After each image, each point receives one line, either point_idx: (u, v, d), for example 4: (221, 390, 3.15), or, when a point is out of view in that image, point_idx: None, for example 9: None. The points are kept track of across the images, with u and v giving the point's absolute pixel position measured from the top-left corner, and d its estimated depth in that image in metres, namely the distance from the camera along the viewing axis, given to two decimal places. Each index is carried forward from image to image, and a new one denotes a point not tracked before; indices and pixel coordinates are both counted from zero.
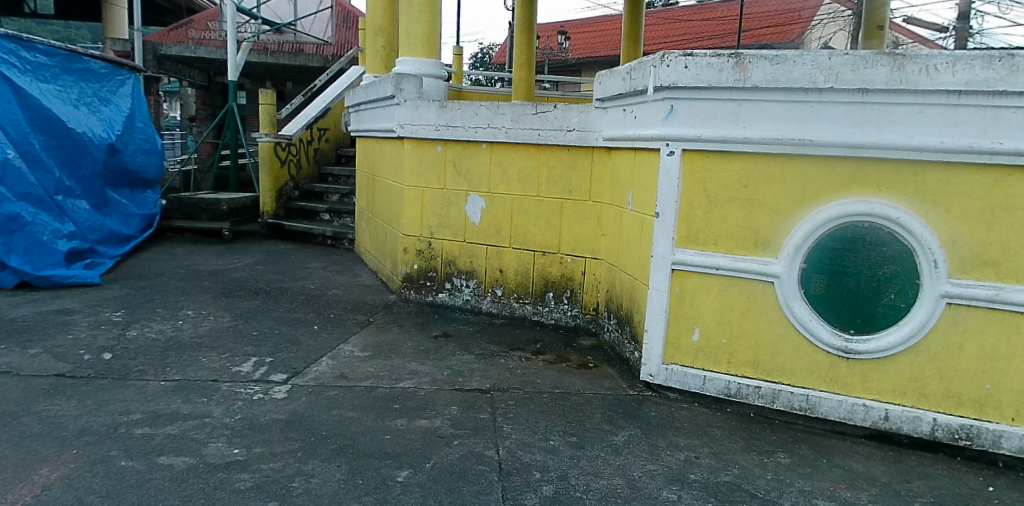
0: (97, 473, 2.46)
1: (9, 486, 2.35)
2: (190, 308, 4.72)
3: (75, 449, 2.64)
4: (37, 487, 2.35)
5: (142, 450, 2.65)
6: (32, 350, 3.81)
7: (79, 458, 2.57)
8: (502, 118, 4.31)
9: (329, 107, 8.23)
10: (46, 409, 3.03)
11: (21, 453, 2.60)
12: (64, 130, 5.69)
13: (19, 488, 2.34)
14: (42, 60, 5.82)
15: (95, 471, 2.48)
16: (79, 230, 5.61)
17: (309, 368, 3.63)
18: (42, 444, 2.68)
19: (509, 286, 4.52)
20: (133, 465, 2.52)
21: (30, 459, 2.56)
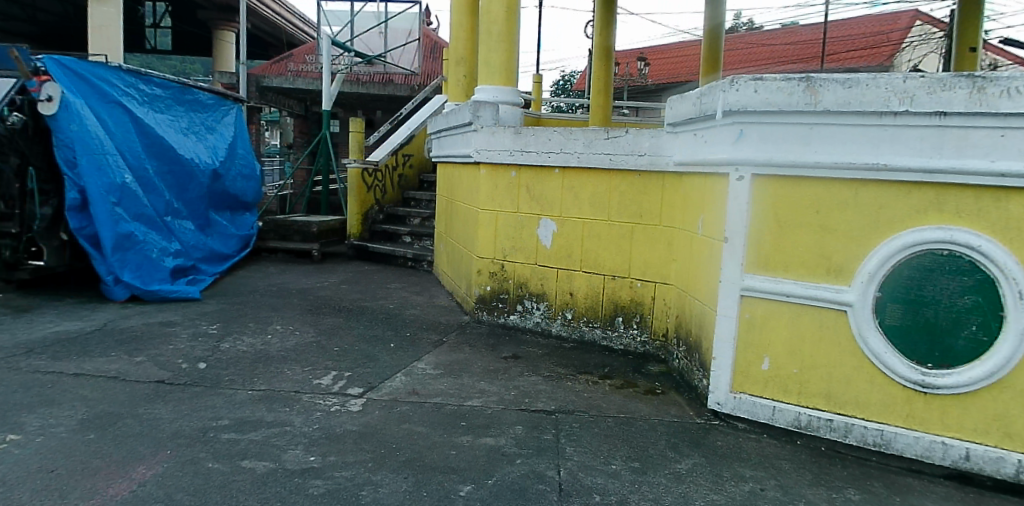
0: (188, 473, 2.67)
1: (111, 480, 2.60)
2: (278, 323, 5.03)
3: (169, 450, 2.88)
4: (135, 482, 2.59)
5: (228, 453, 2.86)
6: (138, 357, 4.19)
7: (171, 458, 2.80)
8: (575, 144, 4.40)
9: (413, 134, 8.60)
10: (147, 412, 3.33)
11: (123, 451, 2.87)
12: (175, 156, 6.22)
13: (119, 483, 2.59)
14: (159, 92, 6.37)
15: (186, 470, 2.70)
16: (184, 249, 6.10)
17: (384, 383, 3.79)
18: (142, 444, 2.95)
19: (579, 309, 4.55)
20: (220, 467, 2.72)
21: (132, 456, 2.82)
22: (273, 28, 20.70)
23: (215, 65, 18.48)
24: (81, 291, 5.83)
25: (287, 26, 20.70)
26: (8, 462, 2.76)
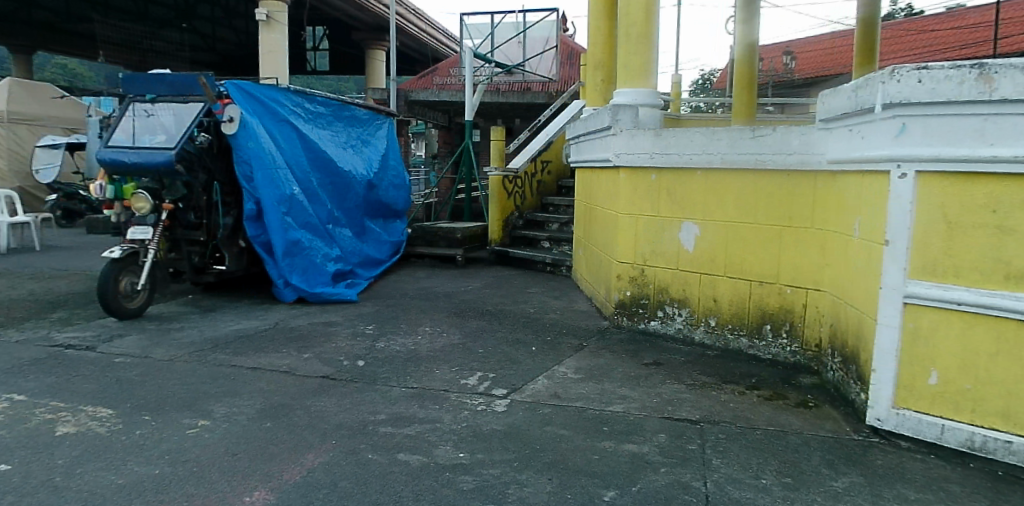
0: (351, 462, 2.94)
1: (285, 466, 2.95)
2: (427, 324, 5.35)
3: (334, 440, 3.19)
4: (305, 468, 2.91)
5: (385, 446, 3.10)
6: (306, 354, 4.66)
7: (335, 448, 3.10)
8: (718, 144, 4.28)
9: (551, 140, 8.73)
10: (313, 404, 3.72)
11: (295, 439, 3.24)
12: (335, 169, 6.78)
13: (292, 468, 2.93)
14: (321, 110, 6.96)
15: (349, 459, 2.97)
16: (343, 254, 6.65)
17: (526, 385, 3.91)
18: (312, 434, 3.29)
19: (723, 316, 4.41)
20: (378, 458, 2.96)
21: (303, 444, 3.17)
22: (419, 45, 21.90)
23: (368, 82, 19.81)
24: (259, 293, 6.53)
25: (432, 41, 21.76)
26: (203, 443, 3.32)
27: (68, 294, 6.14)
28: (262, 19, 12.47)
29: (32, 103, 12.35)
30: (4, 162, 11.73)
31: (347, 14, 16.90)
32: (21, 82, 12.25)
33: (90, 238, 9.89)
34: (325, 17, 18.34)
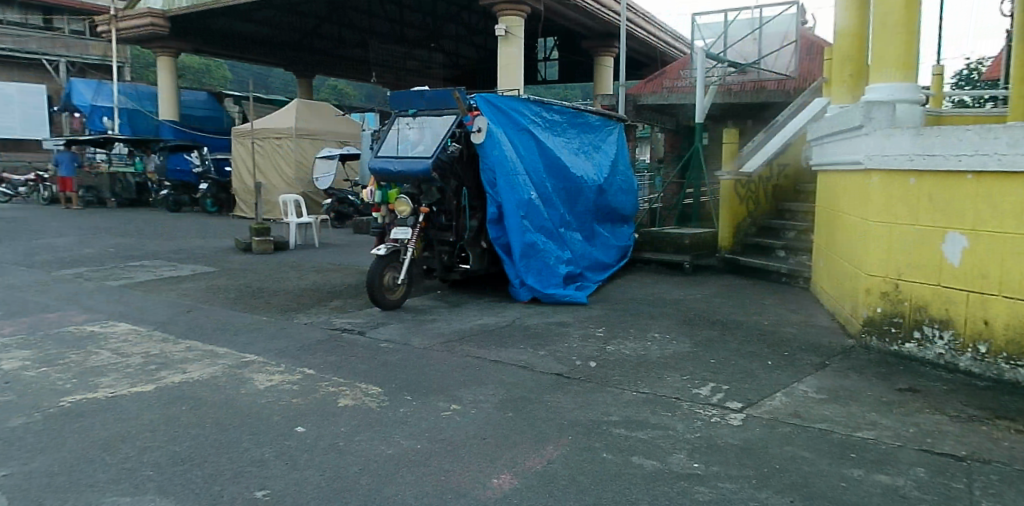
0: (585, 458, 3.19)
1: (527, 454, 3.32)
2: (656, 330, 5.39)
3: (568, 435, 3.50)
4: (543, 458, 3.25)
5: (619, 447, 3.27)
6: (541, 352, 4.99)
7: (573, 444, 3.36)
8: (995, 143, 3.75)
9: (789, 142, 8.27)
10: (548, 399, 4.09)
11: (533, 431, 3.63)
12: (568, 175, 7.08)
13: (533, 456, 3.29)
14: (557, 118, 7.30)
15: (583, 455, 3.22)
16: (574, 258, 6.92)
17: (764, 400, 3.78)
18: (548, 428, 3.64)
19: (999, 344, 3.86)
20: (612, 458, 3.15)
21: (539, 437, 3.53)
22: (646, 49, 21.80)
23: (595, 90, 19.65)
24: (497, 291, 7.05)
25: (662, 44, 21.29)
26: (456, 425, 3.89)
27: (343, 286, 7.16)
28: (501, 34, 13.38)
29: (315, 120, 14.58)
30: (293, 172, 14.04)
31: (579, 25, 17.32)
32: (304, 102, 14.49)
33: (357, 237, 11.41)
34: (558, 27, 19.11)
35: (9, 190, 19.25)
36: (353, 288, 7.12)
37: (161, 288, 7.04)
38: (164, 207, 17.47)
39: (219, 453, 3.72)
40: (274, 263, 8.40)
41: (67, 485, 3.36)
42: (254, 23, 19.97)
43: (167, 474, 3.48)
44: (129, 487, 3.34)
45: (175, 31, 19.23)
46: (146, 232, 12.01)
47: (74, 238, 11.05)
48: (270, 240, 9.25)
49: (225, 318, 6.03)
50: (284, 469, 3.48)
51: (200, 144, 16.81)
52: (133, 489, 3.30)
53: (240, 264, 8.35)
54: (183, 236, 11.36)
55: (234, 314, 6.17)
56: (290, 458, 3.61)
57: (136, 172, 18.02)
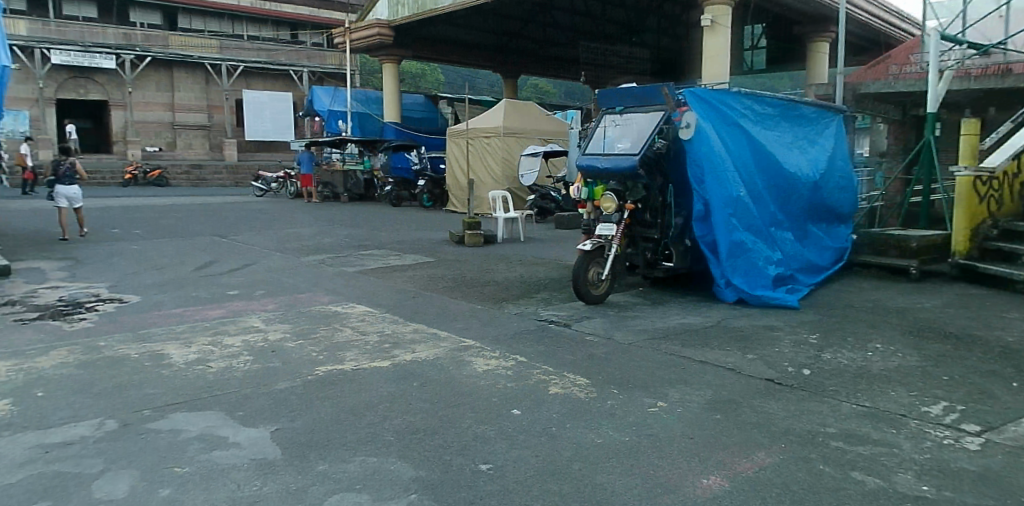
0: (802, 468, 3.32)
1: (741, 458, 3.48)
2: (878, 341, 5.16)
3: (783, 443, 3.63)
4: (758, 464, 3.40)
5: (838, 461, 3.38)
6: (750, 354, 5.02)
7: (787, 451, 3.53)
8: None
9: None
10: (760, 404, 4.19)
11: (745, 436, 3.76)
12: (780, 170, 6.83)
13: (748, 461, 3.45)
14: (769, 110, 7.08)
15: (801, 465, 3.35)
16: (784, 258, 6.70)
17: (1007, 426, 3.67)
18: (762, 434, 3.77)
19: None
20: (831, 471, 3.26)
21: (752, 442, 3.68)
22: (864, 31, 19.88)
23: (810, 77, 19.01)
24: (700, 291, 7.06)
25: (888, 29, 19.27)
26: (663, 421, 4.03)
27: (546, 279, 7.60)
28: (707, 24, 13.10)
29: (523, 117, 15.71)
30: (499, 166, 15.22)
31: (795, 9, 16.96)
32: (513, 101, 15.72)
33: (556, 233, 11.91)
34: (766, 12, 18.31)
35: (264, 186, 22.43)
36: (552, 282, 7.40)
37: (388, 275, 7.92)
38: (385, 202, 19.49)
39: (448, 427, 4.18)
40: (481, 257, 9.03)
41: (328, 442, 4.02)
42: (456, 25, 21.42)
43: (405, 441, 4.00)
44: (375, 449, 3.90)
45: (398, 38, 21.27)
46: (372, 224, 13.45)
47: (312, 228, 12.73)
48: (480, 233, 9.95)
49: (444, 303, 6.77)
50: (504, 447, 3.83)
51: (419, 144, 18.90)
52: (377, 451, 3.87)
53: (452, 256, 9.13)
54: (399, 228, 12.65)
55: (452, 299, 6.89)
56: (509, 436, 3.97)
57: (363, 169, 20.38)
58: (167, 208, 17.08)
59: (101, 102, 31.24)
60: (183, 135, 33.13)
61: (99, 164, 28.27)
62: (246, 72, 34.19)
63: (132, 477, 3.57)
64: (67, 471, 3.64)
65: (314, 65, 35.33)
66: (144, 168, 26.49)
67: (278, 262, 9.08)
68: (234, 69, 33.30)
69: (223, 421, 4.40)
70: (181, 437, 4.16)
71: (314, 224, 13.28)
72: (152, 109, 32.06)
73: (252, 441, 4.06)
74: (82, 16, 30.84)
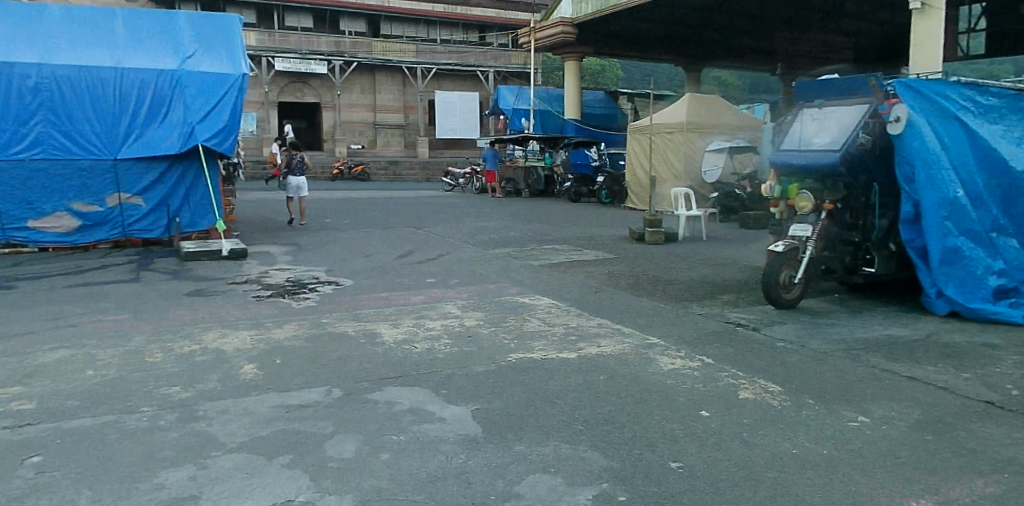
0: None
1: (954, 483, 3.32)
2: None
3: (1006, 474, 3.40)
4: (976, 493, 3.21)
5: None
6: (965, 374, 4.75)
7: (1012, 483, 3.30)
8: None
9: None
10: (979, 429, 3.93)
11: (961, 461, 3.55)
12: (1006, 169, 6.23)
13: (963, 487, 3.28)
14: (994, 101, 6.47)
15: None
16: (1009, 269, 6.14)
17: None
18: (982, 461, 3.54)
19: None
20: None
21: (970, 469, 3.47)
22: None
23: None
24: (906, 300, 6.83)
25: None
26: (866, 438, 3.90)
27: (731, 286, 7.72)
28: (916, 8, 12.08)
29: (706, 113, 16.29)
30: (683, 165, 16.16)
31: None
32: (695, 96, 16.38)
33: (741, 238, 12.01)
34: None
35: (453, 182, 24.50)
36: (734, 293, 7.52)
37: (579, 274, 8.72)
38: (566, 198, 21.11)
39: (637, 421, 4.25)
40: (665, 266, 9.24)
41: (523, 425, 4.24)
42: (634, 18, 21.53)
43: (595, 431, 4.11)
44: (567, 436, 4.04)
45: (579, 35, 22.70)
46: (556, 220, 14.99)
47: (500, 227, 13.72)
48: (660, 232, 11.15)
49: (630, 304, 7.15)
50: (696, 448, 3.81)
51: (597, 142, 20.66)
52: (570, 438, 4.00)
53: (640, 261, 9.60)
54: (585, 230, 13.44)
55: (642, 301, 7.29)
56: (699, 438, 3.95)
57: (544, 165, 21.80)
58: (371, 201, 19.13)
59: (316, 105, 35.59)
60: (383, 133, 36.84)
61: (314, 161, 32.30)
62: (437, 75, 37.00)
63: (355, 440, 4.00)
64: (304, 430, 4.17)
65: (499, 66, 37.19)
66: (350, 164, 29.80)
67: (474, 260, 9.94)
68: (427, 72, 36.28)
69: (430, 398, 4.79)
70: (395, 408, 4.58)
71: (503, 220, 14.87)
72: (358, 111, 35.98)
73: (455, 418, 4.39)
74: (301, 26, 34.53)
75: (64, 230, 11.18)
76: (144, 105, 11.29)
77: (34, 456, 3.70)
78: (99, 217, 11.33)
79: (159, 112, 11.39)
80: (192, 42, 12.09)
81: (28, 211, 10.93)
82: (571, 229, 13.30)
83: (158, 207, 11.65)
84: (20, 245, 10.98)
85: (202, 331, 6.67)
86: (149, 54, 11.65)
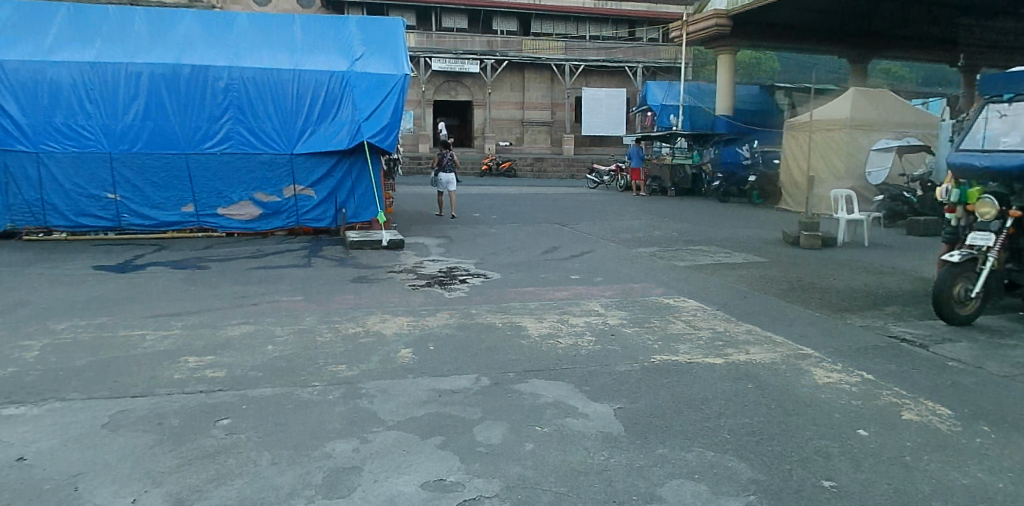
0: None
1: None
2: None
3: None
4: None
5: None
6: None
7: None
8: None
9: None
10: None
11: None
12: None
13: None
14: None
15: None
16: None
17: None
18: None
19: None
20: None
21: None
22: None
23: None
24: None
25: None
26: None
27: (899, 300, 7.21)
28: None
29: (872, 108, 15.17)
30: (843, 164, 15.23)
31: None
32: (862, 90, 15.36)
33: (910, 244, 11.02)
34: None
35: (597, 179, 24.82)
36: (901, 306, 6.99)
37: (726, 277, 8.52)
38: (714, 197, 20.65)
39: (787, 434, 4.15)
40: (822, 272, 8.73)
41: (665, 428, 4.30)
42: (797, 7, 20.34)
43: (741, 441, 4.07)
44: (711, 443, 4.05)
45: (734, 26, 21.97)
46: (704, 220, 14.63)
47: (645, 226, 13.61)
48: (817, 236, 10.58)
49: (782, 311, 6.92)
50: (849, 467, 3.69)
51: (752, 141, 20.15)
52: (714, 446, 4.01)
53: (796, 266, 9.18)
54: (733, 230, 12.98)
55: (795, 308, 7.02)
56: (854, 458, 3.80)
57: (692, 163, 21.42)
58: (518, 197, 19.69)
59: (468, 103, 37.16)
60: (530, 130, 37.59)
61: (463, 157, 33.74)
62: (585, 71, 37.16)
63: (503, 428, 4.27)
64: (456, 414, 4.52)
65: (649, 61, 36.60)
66: (497, 160, 30.76)
67: (619, 259, 10.00)
68: (575, 68, 36.59)
69: (573, 393, 4.97)
70: (539, 401, 4.81)
71: (647, 218, 14.78)
72: (506, 108, 37.07)
73: (598, 415, 4.53)
74: (456, 27, 36.12)
75: (248, 217, 12.61)
76: (318, 105, 12.50)
77: (224, 419, 4.32)
78: (276, 207, 12.67)
79: (331, 111, 12.56)
80: (361, 43, 13.19)
81: (219, 200, 12.44)
82: (719, 230, 12.89)
83: (326, 200, 12.83)
84: (212, 229, 12.51)
85: (366, 315, 7.34)
86: (323, 57, 12.83)
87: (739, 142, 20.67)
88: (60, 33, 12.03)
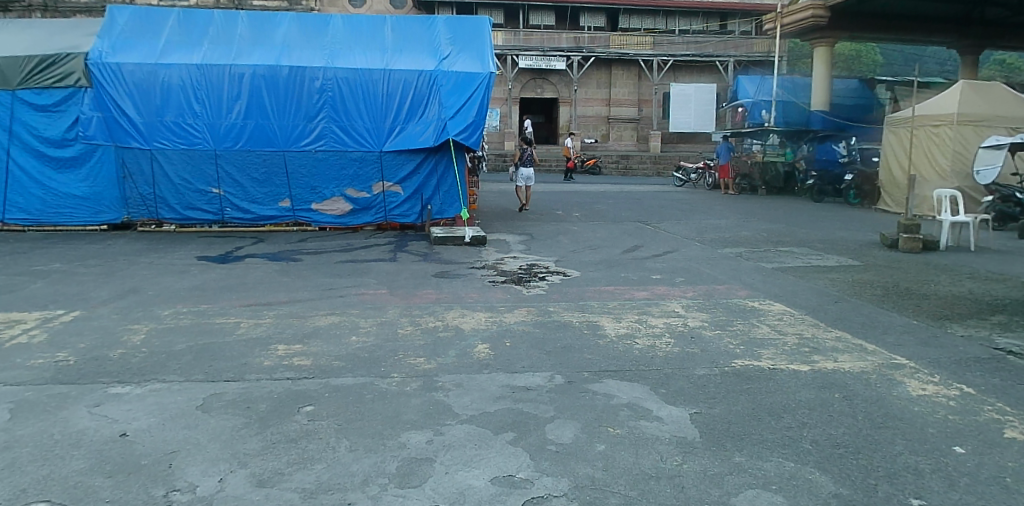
0: None
1: None
2: None
3: None
4: None
5: None
6: None
7: None
8: None
9: None
10: None
11: None
12: None
13: None
14: None
15: None
16: None
17: None
18: None
19: None
20: None
21: None
22: None
23: None
24: None
25: None
26: None
27: (1011, 308, 6.66)
28: None
29: (983, 103, 14.08)
30: (948, 161, 14.10)
31: None
32: (971, 83, 14.25)
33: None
34: None
35: (684, 177, 24.12)
36: (1011, 315, 6.45)
37: (817, 280, 8.14)
38: (808, 196, 19.55)
39: (875, 449, 3.91)
40: (922, 277, 8.18)
41: (742, 435, 4.16)
42: None
43: (825, 454, 3.87)
44: (791, 454, 3.88)
45: (832, 16, 20.89)
46: (796, 221, 13.98)
47: (733, 225, 13.18)
48: (918, 238, 9.89)
49: (875, 317, 6.54)
50: (943, 486, 3.44)
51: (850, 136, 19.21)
52: (795, 457, 3.84)
53: (895, 270, 8.64)
54: (827, 231, 12.34)
55: (890, 315, 6.61)
56: (949, 477, 3.54)
57: (786, 161, 20.57)
58: (601, 194, 19.52)
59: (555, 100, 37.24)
60: (616, 127, 37.08)
61: (549, 154, 33.79)
62: (674, 66, 36.35)
63: (575, 428, 4.27)
64: (528, 411, 4.56)
65: (741, 55, 35.37)
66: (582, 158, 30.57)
67: (702, 259, 9.74)
68: (663, 64, 35.93)
69: (647, 395, 4.90)
70: (612, 402, 4.77)
71: (735, 218, 14.30)
72: (593, 105, 36.83)
73: (672, 419, 4.44)
74: (543, 24, 36.23)
75: (339, 212, 13.19)
76: (406, 104, 12.88)
77: (309, 405, 4.55)
78: (366, 202, 13.16)
79: (418, 110, 12.92)
80: (448, 42, 13.47)
81: (313, 195, 13.06)
82: (812, 231, 12.29)
83: (413, 196, 13.21)
84: (305, 223, 13.16)
85: (445, 309, 7.52)
86: (411, 57, 13.21)
87: (836, 139, 19.55)
88: (172, 38, 12.93)
